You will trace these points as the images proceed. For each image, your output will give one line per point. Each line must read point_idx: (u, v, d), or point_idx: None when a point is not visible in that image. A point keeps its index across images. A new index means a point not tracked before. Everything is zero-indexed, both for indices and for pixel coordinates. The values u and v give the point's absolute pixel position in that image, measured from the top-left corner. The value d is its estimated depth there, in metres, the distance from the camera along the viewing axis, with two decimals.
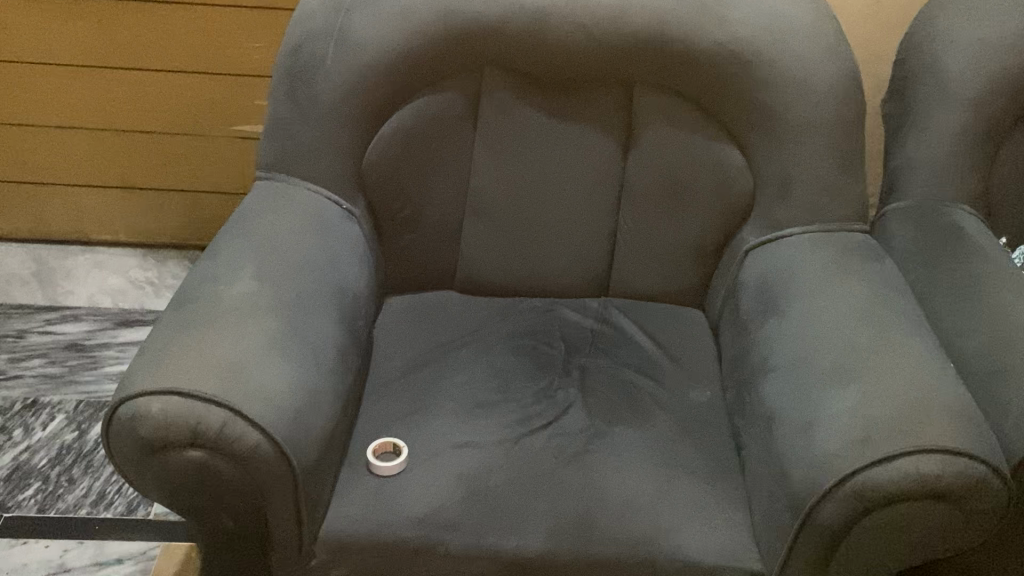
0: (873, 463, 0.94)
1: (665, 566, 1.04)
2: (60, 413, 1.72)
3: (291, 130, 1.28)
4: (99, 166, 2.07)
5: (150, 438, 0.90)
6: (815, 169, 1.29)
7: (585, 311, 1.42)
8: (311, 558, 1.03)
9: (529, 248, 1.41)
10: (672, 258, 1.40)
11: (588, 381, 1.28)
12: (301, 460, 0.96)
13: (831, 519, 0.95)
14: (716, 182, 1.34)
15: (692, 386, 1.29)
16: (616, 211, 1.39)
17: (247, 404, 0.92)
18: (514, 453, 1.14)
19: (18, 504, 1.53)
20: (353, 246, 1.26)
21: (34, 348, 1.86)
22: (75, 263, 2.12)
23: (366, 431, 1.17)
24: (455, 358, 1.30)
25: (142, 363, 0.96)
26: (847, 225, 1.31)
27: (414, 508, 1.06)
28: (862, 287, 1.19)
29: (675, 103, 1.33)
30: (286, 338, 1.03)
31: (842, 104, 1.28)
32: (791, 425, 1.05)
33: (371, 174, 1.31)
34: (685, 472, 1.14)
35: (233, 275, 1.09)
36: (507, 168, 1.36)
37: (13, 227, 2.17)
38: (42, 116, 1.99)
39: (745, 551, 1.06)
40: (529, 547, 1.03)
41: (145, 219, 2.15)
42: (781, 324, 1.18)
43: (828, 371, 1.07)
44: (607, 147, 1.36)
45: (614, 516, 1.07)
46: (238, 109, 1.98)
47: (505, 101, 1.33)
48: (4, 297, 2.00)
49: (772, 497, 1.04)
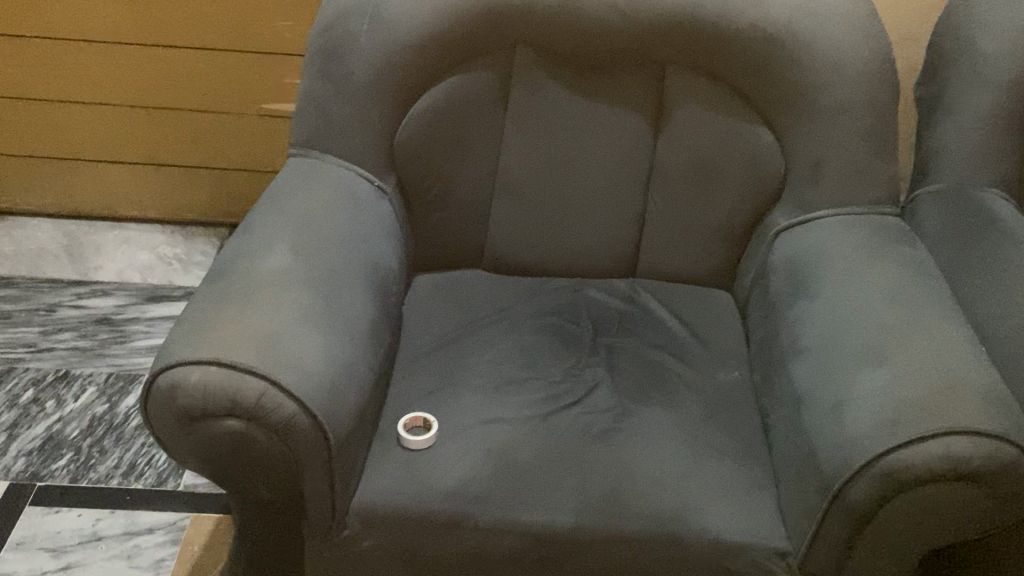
0: (903, 445, 0.94)
1: (692, 544, 1.05)
2: (91, 385, 1.74)
3: (324, 107, 1.29)
4: (130, 142, 2.09)
5: (189, 408, 0.92)
6: (848, 152, 1.28)
7: (612, 291, 1.42)
8: (343, 528, 1.04)
9: (558, 228, 1.41)
10: (701, 240, 1.40)
11: (616, 361, 1.28)
12: (335, 431, 0.97)
13: (860, 500, 0.96)
14: (747, 163, 1.34)
15: (719, 367, 1.29)
16: (646, 191, 1.39)
17: (283, 376, 0.94)
18: (542, 430, 1.16)
19: (52, 474, 1.56)
20: (385, 224, 1.27)
21: (65, 321, 1.89)
22: (105, 239, 2.15)
23: (397, 406, 1.19)
24: (483, 335, 1.31)
25: (181, 333, 0.98)
26: (878, 208, 1.31)
27: (445, 482, 1.07)
28: (894, 269, 1.18)
29: (707, 84, 1.33)
30: (320, 312, 1.04)
31: (877, 87, 1.28)
32: (821, 405, 1.06)
33: (402, 152, 1.32)
34: (712, 452, 1.15)
35: (269, 249, 1.10)
36: (537, 147, 1.37)
37: (44, 203, 2.19)
38: (75, 93, 2.01)
39: (772, 530, 1.07)
40: (558, 522, 1.05)
41: (174, 196, 2.17)
42: (811, 306, 1.18)
43: (859, 353, 1.07)
44: (638, 127, 1.36)
45: (642, 492, 1.08)
46: (267, 87, 1.99)
47: (537, 80, 1.34)
48: (35, 272, 2.02)
49: (801, 477, 1.05)
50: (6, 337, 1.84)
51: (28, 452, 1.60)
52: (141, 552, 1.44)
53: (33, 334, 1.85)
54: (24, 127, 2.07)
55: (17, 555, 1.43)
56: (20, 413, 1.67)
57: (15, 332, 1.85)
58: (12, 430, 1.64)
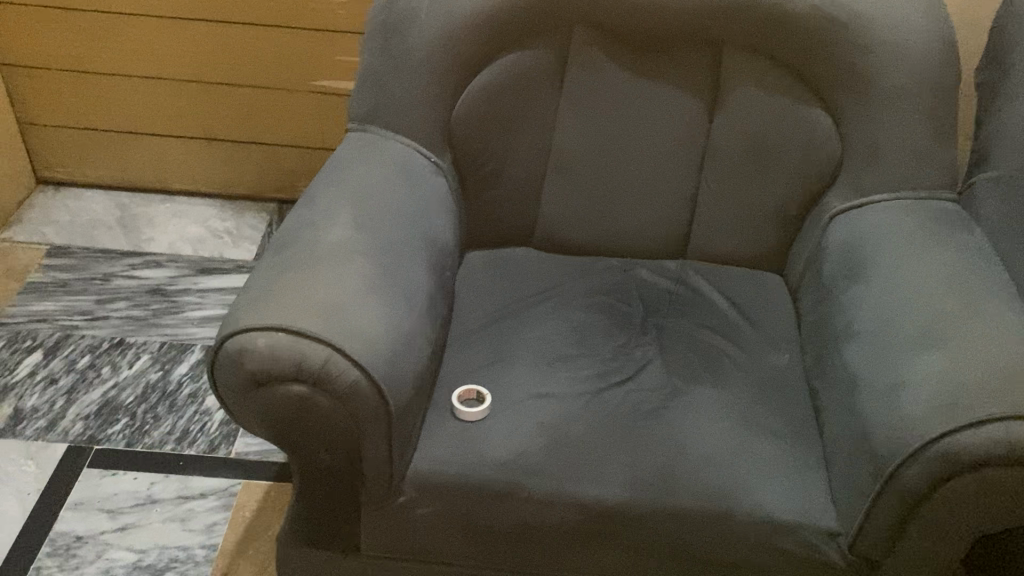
0: (961, 428, 0.94)
1: (742, 521, 1.06)
2: (145, 353, 1.79)
3: (383, 82, 1.30)
4: (184, 116, 2.12)
5: (257, 371, 0.94)
6: (906, 136, 1.28)
7: (662, 272, 1.43)
8: (398, 495, 1.07)
9: (609, 207, 1.42)
10: (754, 221, 1.40)
11: (666, 340, 1.29)
12: (395, 399, 1.00)
13: (916, 482, 0.96)
14: (802, 145, 1.33)
15: (769, 349, 1.29)
16: (699, 172, 1.40)
17: (347, 343, 0.96)
18: (594, 405, 1.17)
19: (108, 438, 1.61)
20: (441, 199, 1.29)
21: (119, 291, 1.93)
22: (157, 211, 2.19)
23: (450, 378, 1.21)
24: (535, 311, 1.32)
25: (248, 300, 1.00)
26: (935, 193, 1.30)
27: (498, 453, 1.09)
28: (951, 254, 1.18)
29: (765, 65, 1.33)
30: (380, 282, 1.06)
31: (938, 71, 1.26)
32: (876, 387, 1.06)
33: (457, 129, 1.33)
34: (763, 433, 1.15)
35: (331, 221, 1.12)
36: (592, 127, 1.38)
37: (98, 175, 2.23)
38: (132, 66, 2.05)
39: (822, 510, 1.07)
40: (610, 495, 1.06)
41: (224, 171, 2.21)
42: (865, 289, 1.18)
43: (915, 336, 1.07)
44: (693, 107, 1.37)
45: (692, 469, 1.09)
46: (319, 63, 2.01)
47: (594, 59, 1.35)
48: (90, 242, 2.07)
49: (854, 458, 1.05)
50: (62, 305, 1.88)
51: (86, 416, 1.65)
52: (194, 516, 1.48)
53: (88, 302, 1.90)
54: (80, 100, 2.11)
55: (76, 515, 1.47)
56: (77, 378, 1.72)
57: (72, 300, 1.90)
58: (70, 394, 1.69)
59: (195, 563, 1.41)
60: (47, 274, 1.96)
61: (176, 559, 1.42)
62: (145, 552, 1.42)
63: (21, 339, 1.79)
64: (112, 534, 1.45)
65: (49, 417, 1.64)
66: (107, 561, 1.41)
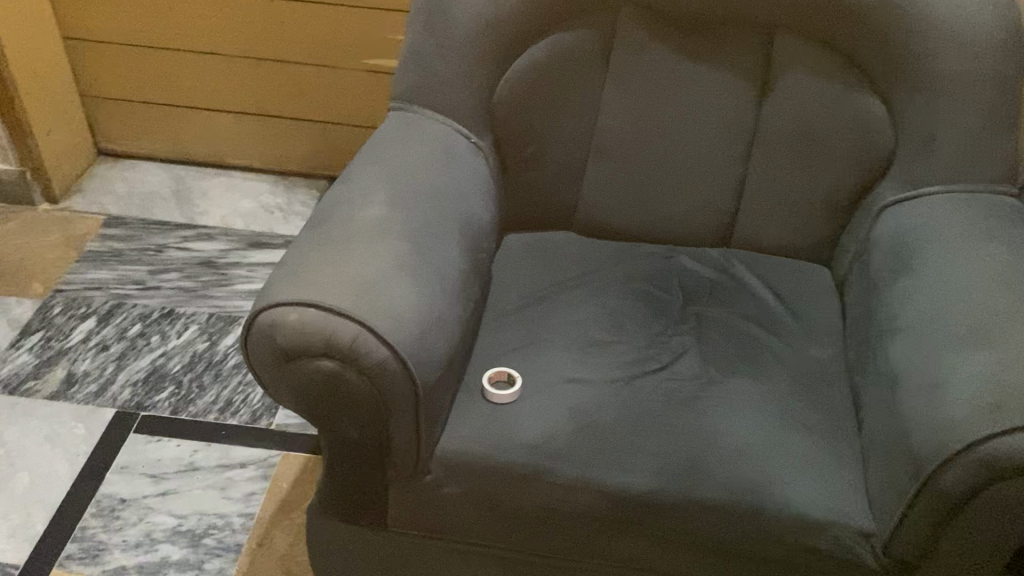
0: (1003, 432, 0.91)
1: (771, 516, 1.04)
2: (193, 323, 1.83)
3: (426, 61, 1.29)
4: (239, 93, 2.15)
5: (287, 346, 0.95)
6: (963, 126, 1.22)
7: (705, 260, 1.40)
8: (425, 474, 1.08)
9: (652, 193, 1.40)
10: (801, 211, 1.37)
11: (704, 330, 1.27)
12: (423, 377, 1.00)
13: (953, 487, 0.93)
14: (854, 133, 1.30)
15: (811, 343, 1.26)
16: (745, 159, 1.37)
17: (376, 321, 0.97)
18: (626, 393, 1.16)
19: (155, 405, 1.65)
20: (480, 180, 1.28)
21: (171, 262, 1.98)
22: (211, 185, 2.23)
23: (482, 360, 1.20)
24: (572, 296, 1.31)
25: (282, 276, 1.01)
26: (992, 186, 1.25)
27: (526, 437, 1.09)
28: (1006, 250, 1.13)
29: (817, 49, 1.30)
30: (413, 261, 1.06)
31: (1000, 58, 1.21)
32: (916, 385, 1.02)
33: (499, 109, 1.33)
34: (799, 428, 1.13)
35: (368, 199, 1.13)
36: (637, 110, 1.36)
37: (156, 148, 2.28)
38: (190, 42, 2.08)
39: (857, 510, 1.04)
40: (636, 484, 1.05)
41: (277, 147, 2.24)
42: (911, 284, 1.14)
43: (960, 333, 1.03)
44: (742, 92, 1.34)
45: (723, 462, 1.07)
46: (371, 42, 2.02)
47: (641, 41, 1.33)
48: (145, 214, 2.12)
49: (890, 457, 1.03)
50: (117, 274, 1.94)
51: (134, 383, 1.69)
52: (234, 485, 1.51)
53: (141, 272, 1.95)
54: (140, 74, 2.16)
55: (121, 478, 1.52)
56: (127, 345, 1.77)
57: (126, 270, 1.95)
58: (120, 361, 1.74)
59: (232, 531, 1.44)
60: (104, 243, 2.02)
61: (214, 526, 1.45)
62: (185, 518, 1.46)
63: (76, 306, 1.85)
64: (154, 498, 1.49)
65: (100, 382, 1.69)
66: (149, 524, 1.45)
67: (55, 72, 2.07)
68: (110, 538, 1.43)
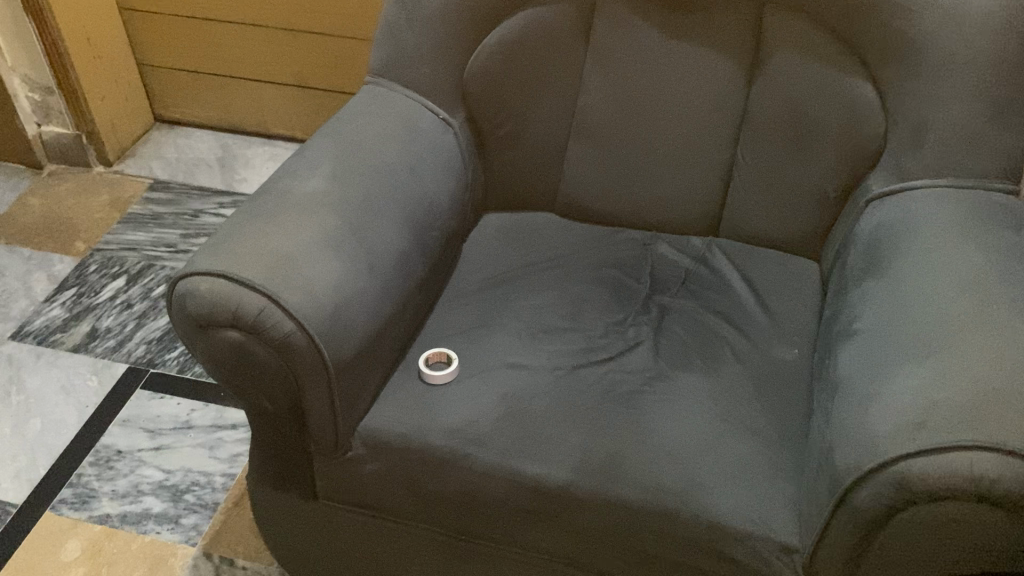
0: (921, 452, 0.82)
1: (690, 521, 0.98)
2: None
3: (396, 35, 1.27)
4: (279, 63, 2.20)
5: (197, 314, 0.97)
6: (956, 114, 1.12)
7: (686, 249, 1.34)
8: (347, 450, 1.08)
9: (634, 176, 1.34)
10: (791, 201, 1.28)
11: (666, 321, 1.21)
12: (336, 354, 1.00)
13: (866, 506, 0.85)
14: (844, 119, 1.20)
15: (778, 342, 1.18)
16: (733, 143, 1.29)
17: (285, 294, 0.97)
18: (564, 382, 1.12)
19: (164, 362, 1.72)
20: (444, 157, 1.26)
21: (204, 227, 2.05)
22: (255, 154, 2.30)
23: (427, 339, 1.19)
24: (535, 279, 1.28)
25: (207, 244, 1.03)
26: (986, 182, 1.14)
27: (449, 421, 1.07)
28: (983, 252, 1.02)
29: (808, 28, 1.21)
30: (342, 235, 1.06)
31: (1001, 41, 1.10)
32: (856, 394, 0.94)
33: (472, 85, 1.30)
34: (741, 431, 1.06)
35: (311, 172, 1.13)
36: (617, 88, 1.30)
37: (208, 116, 2.37)
38: (233, 12, 2.13)
39: (784, 523, 0.98)
40: (551, 476, 1.02)
41: (317, 117, 2.28)
42: (877, 286, 1.05)
43: (907, 341, 0.94)
44: (728, 72, 1.26)
45: (648, 461, 1.02)
46: None
47: (622, 18, 1.27)
48: (190, 179, 2.21)
49: (820, 470, 0.95)
50: (152, 236, 2.03)
51: (149, 341, 1.77)
52: (222, 445, 1.57)
53: (175, 236, 2.03)
54: (188, 44, 2.23)
55: (121, 430, 1.59)
56: (149, 305, 1.85)
57: (161, 232, 2.04)
58: (141, 319, 1.82)
59: (213, 489, 1.49)
60: (146, 206, 2.11)
61: (196, 483, 1.51)
62: (171, 473, 1.52)
63: (111, 265, 1.95)
64: (147, 452, 1.56)
65: (118, 338, 1.78)
66: (138, 476, 1.52)
67: (112, 42, 2.17)
68: (101, 487, 1.50)
